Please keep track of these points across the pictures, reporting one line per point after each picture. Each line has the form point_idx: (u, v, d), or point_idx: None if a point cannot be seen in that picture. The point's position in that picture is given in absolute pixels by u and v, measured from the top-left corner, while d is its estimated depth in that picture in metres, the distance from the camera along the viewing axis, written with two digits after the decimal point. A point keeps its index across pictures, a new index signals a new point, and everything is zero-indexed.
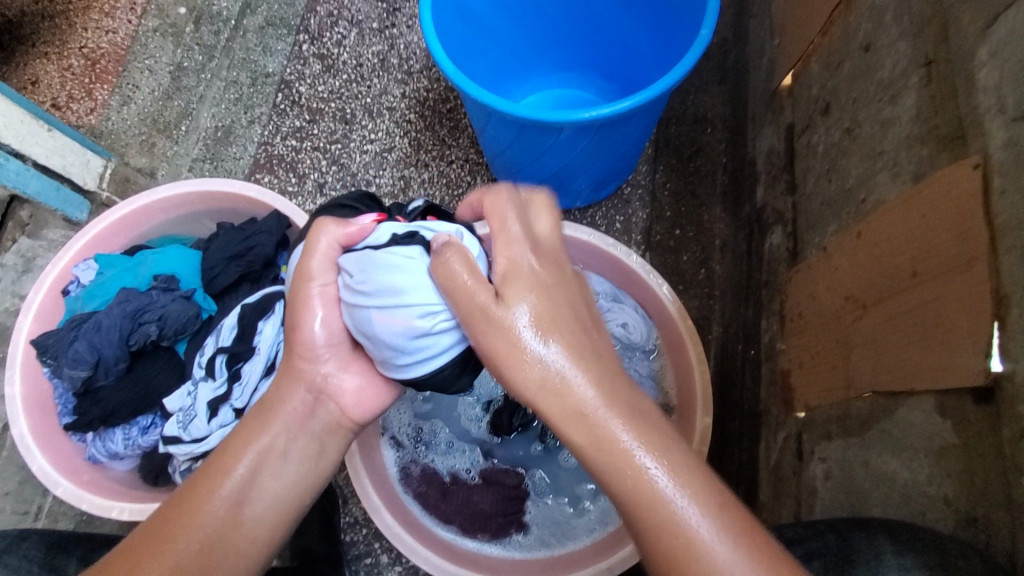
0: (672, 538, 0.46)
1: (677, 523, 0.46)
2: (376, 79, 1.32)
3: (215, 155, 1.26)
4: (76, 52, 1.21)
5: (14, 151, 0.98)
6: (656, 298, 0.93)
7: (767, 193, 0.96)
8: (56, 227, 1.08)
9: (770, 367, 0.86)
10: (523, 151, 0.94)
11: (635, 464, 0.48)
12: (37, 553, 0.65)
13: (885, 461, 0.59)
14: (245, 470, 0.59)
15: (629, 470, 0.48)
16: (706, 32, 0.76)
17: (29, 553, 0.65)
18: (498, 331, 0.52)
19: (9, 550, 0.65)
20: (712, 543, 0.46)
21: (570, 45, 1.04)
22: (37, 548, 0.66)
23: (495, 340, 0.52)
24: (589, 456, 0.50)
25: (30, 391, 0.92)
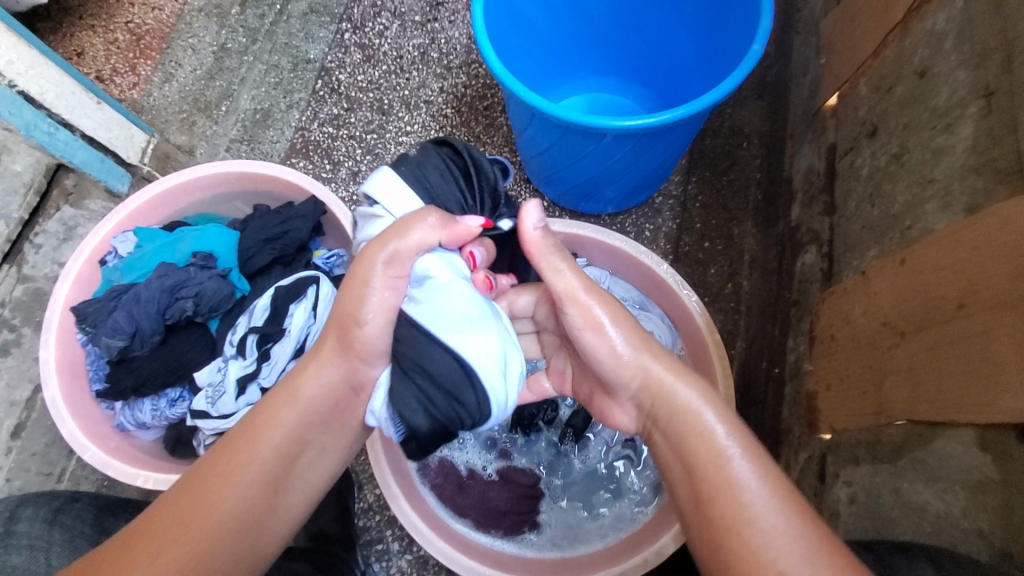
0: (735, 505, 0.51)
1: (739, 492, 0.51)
2: (415, 72, 1.33)
3: (253, 137, 1.28)
4: (121, 26, 1.24)
5: (63, 122, 0.99)
6: (684, 308, 0.93)
7: (802, 212, 0.96)
8: (99, 199, 1.10)
9: (794, 387, 0.86)
10: (562, 154, 0.94)
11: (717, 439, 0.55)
12: (88, 514, 0.68)
13: (917, 491, 0.59)
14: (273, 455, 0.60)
15: (708, 443, 0.55)
16: (758, 47, 0.76)
17: (81, 514, 0.67)
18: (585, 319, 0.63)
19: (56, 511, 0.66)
20: (763, 517, 0.50)
21: (615, 52, 1.04)
22: (88, 509, 0.68)
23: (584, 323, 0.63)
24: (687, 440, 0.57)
25: (64, 356, 0.94)
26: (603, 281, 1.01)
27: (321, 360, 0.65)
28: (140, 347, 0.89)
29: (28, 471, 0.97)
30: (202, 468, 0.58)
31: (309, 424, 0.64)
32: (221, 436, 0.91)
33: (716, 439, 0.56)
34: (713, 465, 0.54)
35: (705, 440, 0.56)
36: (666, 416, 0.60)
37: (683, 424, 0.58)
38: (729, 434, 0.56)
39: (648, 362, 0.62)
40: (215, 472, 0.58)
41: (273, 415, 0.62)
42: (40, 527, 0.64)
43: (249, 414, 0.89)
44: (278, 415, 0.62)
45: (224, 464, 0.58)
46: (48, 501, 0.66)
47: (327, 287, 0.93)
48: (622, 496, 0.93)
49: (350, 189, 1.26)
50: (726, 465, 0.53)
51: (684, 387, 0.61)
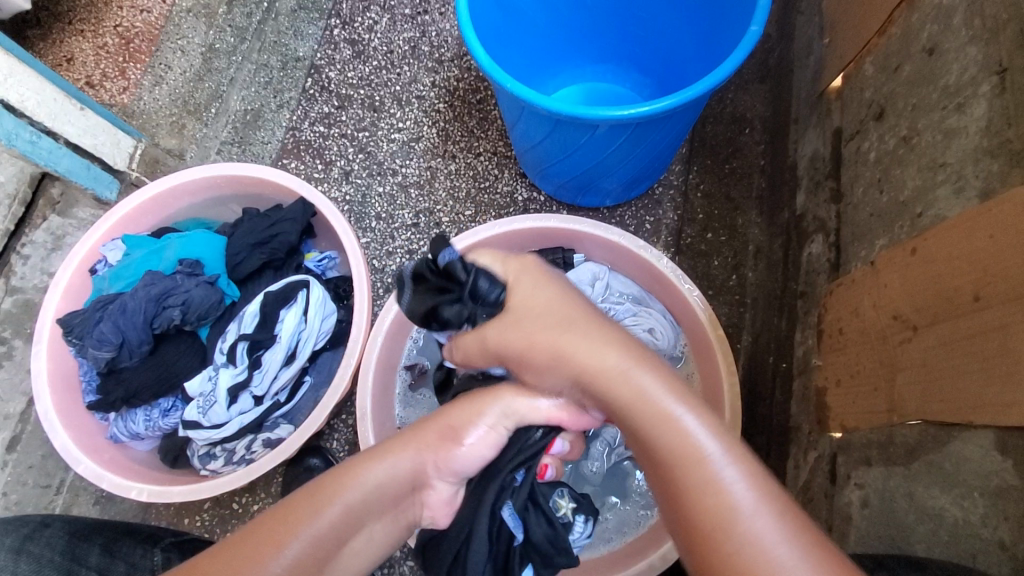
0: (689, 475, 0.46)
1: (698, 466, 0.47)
2: (406, 67, 1.30)
3: (243, 139, 1.27)
4: (110, 30, 1.22)
5: (47, 129, 0.97)
6: (686, 304, 0.89)
7: (808, 200, 0.92)
8: (86, 207, 1.07)
9: (802, 383, 0.83)
10: (556, 147, 0.91)
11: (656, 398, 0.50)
12: (59, 541, 0.66)
13: (933, 496, 0.56)
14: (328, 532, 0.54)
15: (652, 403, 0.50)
16: (756, 28, 0.73)
17: (51, 541, 0.65)
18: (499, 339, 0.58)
19: (33, 536, 0.65)
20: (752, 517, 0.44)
21: (608, 39, 1.01)
22: (59, 536, 0.66)
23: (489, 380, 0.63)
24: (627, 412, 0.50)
25: (56, 367, 0.93)
26: (603, 277, 0.95)
27: (409, 447, 0.59)
28: (129, 358, 0.88)
29: (26, 484, 0.97)
30: (290, 501, 0.55)
31: (366, 506, 0.57)
32: (214, 445, 0.90)
33: (677, 427, 0.48)
34: (643, 413, 0.49)
35: (622, 394, 0.50)
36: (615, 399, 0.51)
37: (639, 412, 0.49)
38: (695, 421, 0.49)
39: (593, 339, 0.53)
40: (324, 496, 0.55)
41: (338, 490, 0.56)
42: (7, 556, 0.63)
43: (241, 423, 0.89)
44: (347, 490, 0.56)
45: (303, 518, 0.54)
46: (17, 527, 0.66)
47: (318, 291, 0.92)
48: (627, 497, 0.89)
49: (343, 188, 1.24)
50: (676, 420, 0.48)
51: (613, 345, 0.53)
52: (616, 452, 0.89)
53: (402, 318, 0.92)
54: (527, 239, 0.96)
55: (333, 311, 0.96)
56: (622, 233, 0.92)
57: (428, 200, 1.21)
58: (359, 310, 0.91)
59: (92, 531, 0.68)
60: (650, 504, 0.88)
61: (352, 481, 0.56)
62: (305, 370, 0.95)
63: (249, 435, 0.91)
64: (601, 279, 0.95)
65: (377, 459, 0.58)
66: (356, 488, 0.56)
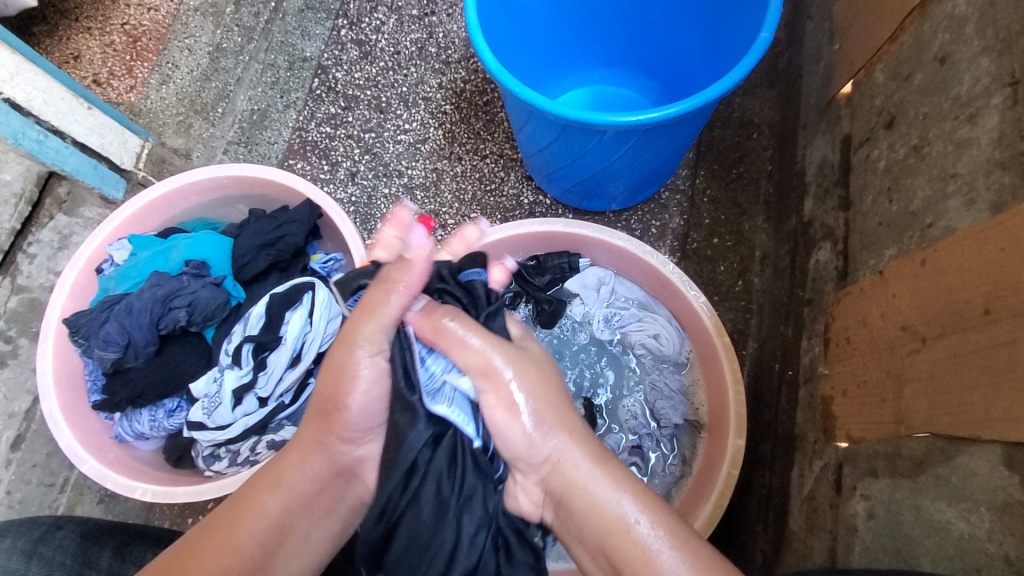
0: (637, 560, 0.52)
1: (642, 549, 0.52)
2: (413, 68, 1.30)
3: (250, 139, 1.27)
4: (117, 28, 1.23)
5: (53, 129, 0.97)
6: (691, 309, 0.89)
7: (816, 206, 0.91)
8: (93, 206, 1.07)
9: (808, 391, 0.83)
10: (563, 151, 0.91)
11: (604, 493, 0.55)
12: (70, 544, 0.65)
13: (939, 509, 0.56)
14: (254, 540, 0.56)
15: (594, 496, 0.55)
16: (766, 35, 0.73)
17: (61, 544, 0.64)
18: (495, 401, 0.59)
19: (43, 538, 0.64)
20: None
21: (616, 43, 1.01)
22: (71, 538, 0.65)
23: (471, 366, 0.60)
24: (572, 499, 0.56)
25: (62, 366, 0.94)
26: (608, 282, 0.96)
27: (316, 436, 0.60)
28: (133, 359, 0.88)
29: (31, 482, 0.98)
30: (208, 521, 0.57)
31: (293, 507, 0.58)
32: (219, 447, 0.90)
33: (621, 512, 0.54)
34: (590, 507, 0.55)
35: (566, 483, 0.57)
36: (568, 495, 0.56)
37: (584, 504, 0.55)
38: (640, 506, 0.54)
39: (554, 431, 0.58)
40: (242, 508, 0.58)
41: (255, 498, 0.58)
42: (18, 559, 0.64)
43: (246, 425, 0.88)
44: (260, 496, 0.58)
45: (220, 529, 0.56)
46: (28, 530, 0.66)
47: (323, 293, 0.92)
48: None
49: (349, 189, 1.24)
50: (600, 492, 0.55)
51: (571, 440, 0.58)
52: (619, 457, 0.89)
53: None
54: (527, 244, 0.96)
55: (338, 314, 0.95)
56: (627, 237, 0.92)
57: (433, 202, 1.21)
58: None
59: None
60: None
61: (270, 488, 0.58)
62: (310, 372, 0.93)
63: (254, 436, 0.90)
64: (606, 284, 0.96)
65: (281, 471, 0.59)
66: (271, 494, 0.58)
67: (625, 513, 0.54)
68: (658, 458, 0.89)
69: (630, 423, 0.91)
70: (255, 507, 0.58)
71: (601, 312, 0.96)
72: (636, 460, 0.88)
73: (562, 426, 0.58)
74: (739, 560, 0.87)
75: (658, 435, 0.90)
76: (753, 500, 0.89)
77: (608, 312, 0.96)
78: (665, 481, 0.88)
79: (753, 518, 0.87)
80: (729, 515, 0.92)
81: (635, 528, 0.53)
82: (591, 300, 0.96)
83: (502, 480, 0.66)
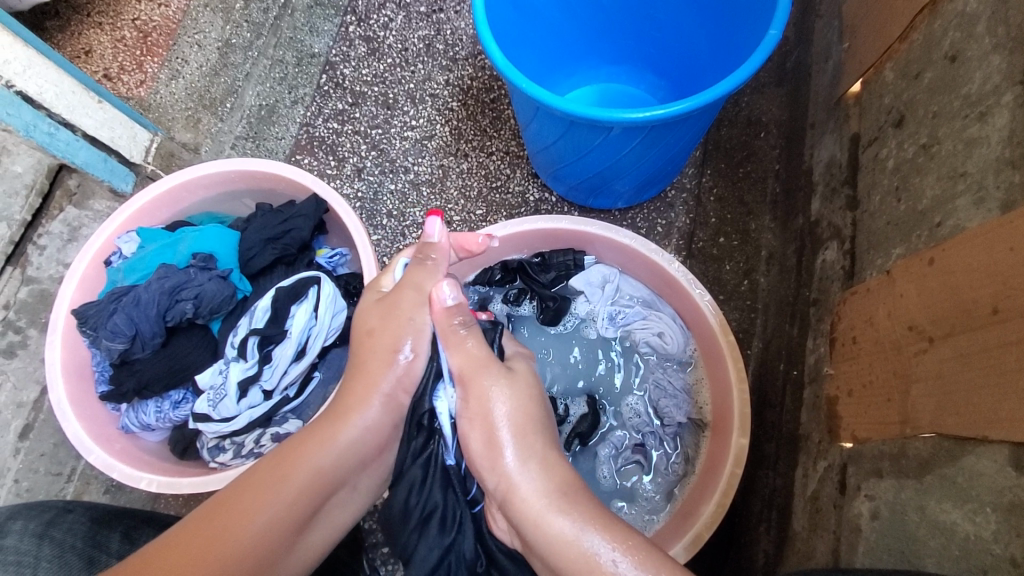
0: None
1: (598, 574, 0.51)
2: (421, 65, 1.31)
3: (258, 134, 1.29)
4: (128, 23, 1.21)
5: (64, 121, 0.98)
6: (696, 308, 0.88)
7: (823, 206, 0.91)
8: (103, 199, 1.08)
9: (813, 391, 0.82)
10: (569, 148, 0.91)
11: (557, 520, 0.54)
12: (81, 527, 0.66)
13: (945, 510, 0.56)
14: (309, 483, 0.61)
15: (548, 523, 0.55)
16: (774, 32, 0.72)
17: (73, 527, 0.66)
18: (473, 407, 0.64)
19: (55, 521, 0.66)
20: None
21: (624, 40, 1.00)
22: (81, 522, 0.67)
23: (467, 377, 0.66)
24: (528, 528, 0.56)
25: (70, 357, 0.95)
26: (612, 280, 0.96)
27: (367, 395, 0.68)
28: (140, 350, 0.89)
29: (37, 472, 0.98)
30: (258, 470, 0.61)
31: (343, 462, 0.65)
32: (223, 438, 0.91)
33: (579, 540, 0.53)
34: (544, 535, 0.54)
35: (521, 509, 0.57)
36: (523, 522, 0.56)
37: (538, 535, 0.55)
38: (600, 534, 0.53)
39: (518, 453, 0.60)
40: (297, 456, 0.63)
41: (308, 446, 0.64)
42: (30, 541, 0.64)
43: (251, 418, 0.89)
44: (312, 447, 0.64)
45: (278, 471, 0.61)
46: (39, 513, 0.66)
47: (329, 287, 0.93)
48: (634, 501, 0.88)
49: (355, 185, 1.24)
50: (553, 521, 0.54)
51: (533, 465, 0.59)
52: (621, 455, 0.90)
53: None
54: (531, 241, 0.95)
55: (343, 308, 0.96)
56: (632, 235, 0.91)
57: (439, 198, 1.21)
58: None
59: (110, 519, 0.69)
60: (657, 509, 0.87)
61: (321, 440, 0.65)
62: (315, 366, 0.95)
63: (258, 429, 0.91)
64: (611, 282, 0.96)
65: (332, 426, 0.66)
66: (322, 446, 0.64)
67: (584, 542, 0.53)
68: (661, 456, 0.89)
69: (632, 421, 0.92)
70: (309, 454, 0.63)
71: (605, 309, 0.96)
72: (639, 458, 0.89)
73: (522, 450, 0.60)
74: (741, 560, 0.87)
75: (661, 434, 0.90)
76: (755, 500, 0.89)
77: (612, 309, 0.96)
78: (668, 480, 0.88)
79: (755, 518, 0.87)
80: (732, 515, 0.91)
81: (591, 555, 0.52)
82: (594, 298, 0.96)
83: (478, 502, 0.69)
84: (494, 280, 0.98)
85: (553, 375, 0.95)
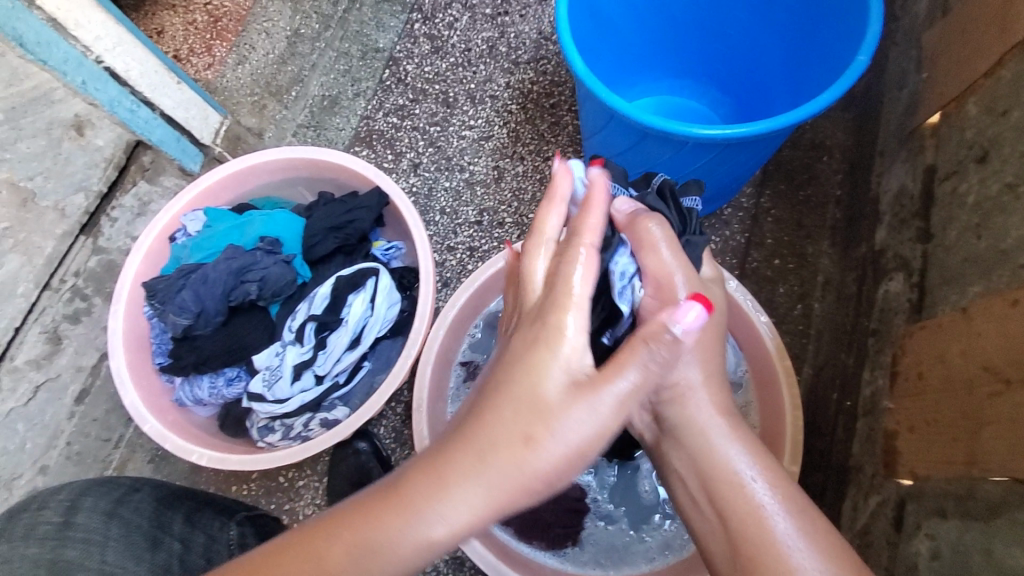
0: (753, 530, 0.53)
1: (765, 523, 0.53)
2: (482, 66, 1.32)
3: (319, 124, 1.32)
4: (200, 8, 1.32)
5: (146, 100, 1.01)
6: (752, 328, 0.86)
7: (890, 236, 0.89)
8: (172, 176, 1.11)
9: (868, 424, 0.81)
10: (636, 160, 0.91)
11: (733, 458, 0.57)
12: (148, 508, 0.70)
13: (1011, 554, 0.54)
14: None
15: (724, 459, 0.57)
16: (863, 58, 0.72)
17: (140, 506, 0.70)
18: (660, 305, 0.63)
19: (123, 500, 0.69)
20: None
21: (692, 54, 1.01)
22: (147, 502, 0.71)
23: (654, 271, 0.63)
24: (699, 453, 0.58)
25: (131, 328, 0.98)
26: None
27: (470, 458, 0.49)
28: (203, 324, 0.91)
29: (89, 436, 1.03)
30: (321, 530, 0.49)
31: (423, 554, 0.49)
32: (274, 419, 0.93)
33: (749, 485, 0.55)
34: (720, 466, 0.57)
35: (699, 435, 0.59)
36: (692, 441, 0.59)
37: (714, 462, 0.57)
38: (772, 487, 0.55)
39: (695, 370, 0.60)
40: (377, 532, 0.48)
41: (382, 524, 0.48)
42: (99, 518, 0.67)
43: (302, 401, 0.91)
44: (388, 528, 0.48)
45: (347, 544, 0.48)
46: (109, 491, 0.69)
47: (387, 280, 0.94)
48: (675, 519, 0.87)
49: (410, 180, 1.26)
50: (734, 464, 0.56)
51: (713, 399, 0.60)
52: None
53: (464, 313, 0.92)
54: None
55: (396, 301, 0.97)
56: None
57: (492, 199, 1.22)
58: (425, 302, 0.93)
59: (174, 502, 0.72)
60: None
61: (400, 519, 0.48)
62: (365, 355, 0.96)
63: (308, 413, 0.93)
64: None
65: (428, 499, 0.48)
66: (404, 527, 0.48)
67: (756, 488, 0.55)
68: None
69: None
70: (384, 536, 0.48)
71: None
72: None
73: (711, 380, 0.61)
74: None
75: None
76: None
77: None
78: None
79: None
80: None
81: (754, 496, 0.54)
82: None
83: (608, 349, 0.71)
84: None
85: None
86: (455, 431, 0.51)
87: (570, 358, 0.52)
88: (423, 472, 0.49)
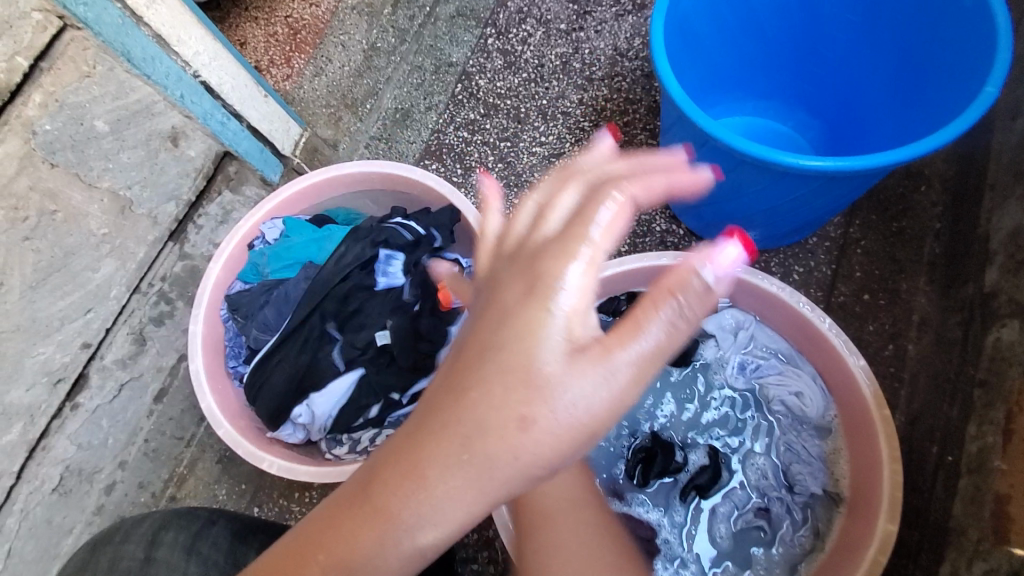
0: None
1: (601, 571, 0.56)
2: (555, 82, 1.31)
3: (391, 136, 1.35)
4: (281, 20, 1.38)
5: (235, 112, 1.04)
6: (845, 373, 0.81)
7: (1004, 279, 0.82)
8: (254, 186, 1.13)
9: (974, 483, 0.75)
10: (722, 188, 0.88)
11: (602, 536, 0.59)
12: (223, 542, 0.70)
13: None
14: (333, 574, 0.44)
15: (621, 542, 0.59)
16: (991, 89, 0.66)
17: (215, 542, 0.70)
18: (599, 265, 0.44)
19: (201, 534, 0.70)
20: None
21: (783, 75, 0.99)
22: (223, 536, 0.70)
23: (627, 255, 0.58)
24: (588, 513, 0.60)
25: (209, 331, 1.01)
26: (747, 326, 0.91)
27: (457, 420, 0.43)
28: (284, 346, 0.91)
29: (164, 434, 1.08)
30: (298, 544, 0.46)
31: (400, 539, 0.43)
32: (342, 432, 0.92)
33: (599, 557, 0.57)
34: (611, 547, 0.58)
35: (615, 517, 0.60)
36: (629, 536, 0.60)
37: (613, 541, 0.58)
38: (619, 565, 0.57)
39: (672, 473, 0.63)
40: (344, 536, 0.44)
41: (353, 522, 0.44)
42: (178, 555, 0.68)
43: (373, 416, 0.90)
44: (359, 530, 0.43)
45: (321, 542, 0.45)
46: (187, 525, 0.70)
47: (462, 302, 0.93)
48: (752, 568, 0.83)
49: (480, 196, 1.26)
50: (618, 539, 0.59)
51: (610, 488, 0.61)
52: (742, 517, 0.85)
53: None
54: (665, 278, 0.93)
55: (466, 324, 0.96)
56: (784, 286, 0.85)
57: None
58: None
59: (248, 534, 0.72)
60: None
61: (374, 517, 0.43)
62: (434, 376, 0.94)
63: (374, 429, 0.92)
64: (746, 329, 0.91)
65: (403, 485, 0.43)
66: (374, 532, 0.43)
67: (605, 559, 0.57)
68: (788, 527, 0.83)
69: (759, 482, 0.86)
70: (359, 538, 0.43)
71: (736, 357, 0.92)
72: (761, 524, 0.84)
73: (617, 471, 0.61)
74: None
75: (788, 502, 0.85)
76: None
77: (744, 359, 0.92)
78: (791, 552, 0.82)
79: None
80: None
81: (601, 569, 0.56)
82: (728, 345, 0.92)
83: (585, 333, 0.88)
84: (617, 310, 0.97)
85: (672, 415, 0.92)
86: (419, 405, 0.46)
87: (569, 318, 0.43)
88: (396, 450, 0.44)
